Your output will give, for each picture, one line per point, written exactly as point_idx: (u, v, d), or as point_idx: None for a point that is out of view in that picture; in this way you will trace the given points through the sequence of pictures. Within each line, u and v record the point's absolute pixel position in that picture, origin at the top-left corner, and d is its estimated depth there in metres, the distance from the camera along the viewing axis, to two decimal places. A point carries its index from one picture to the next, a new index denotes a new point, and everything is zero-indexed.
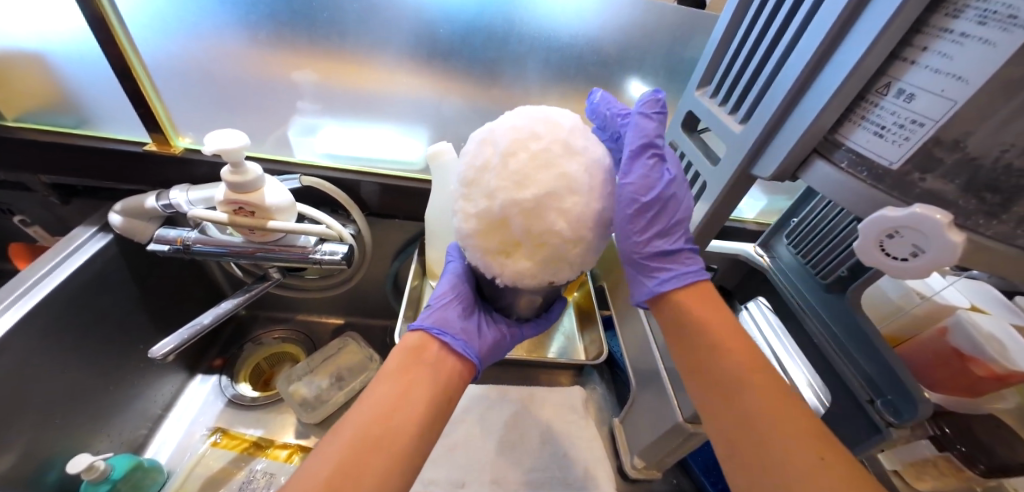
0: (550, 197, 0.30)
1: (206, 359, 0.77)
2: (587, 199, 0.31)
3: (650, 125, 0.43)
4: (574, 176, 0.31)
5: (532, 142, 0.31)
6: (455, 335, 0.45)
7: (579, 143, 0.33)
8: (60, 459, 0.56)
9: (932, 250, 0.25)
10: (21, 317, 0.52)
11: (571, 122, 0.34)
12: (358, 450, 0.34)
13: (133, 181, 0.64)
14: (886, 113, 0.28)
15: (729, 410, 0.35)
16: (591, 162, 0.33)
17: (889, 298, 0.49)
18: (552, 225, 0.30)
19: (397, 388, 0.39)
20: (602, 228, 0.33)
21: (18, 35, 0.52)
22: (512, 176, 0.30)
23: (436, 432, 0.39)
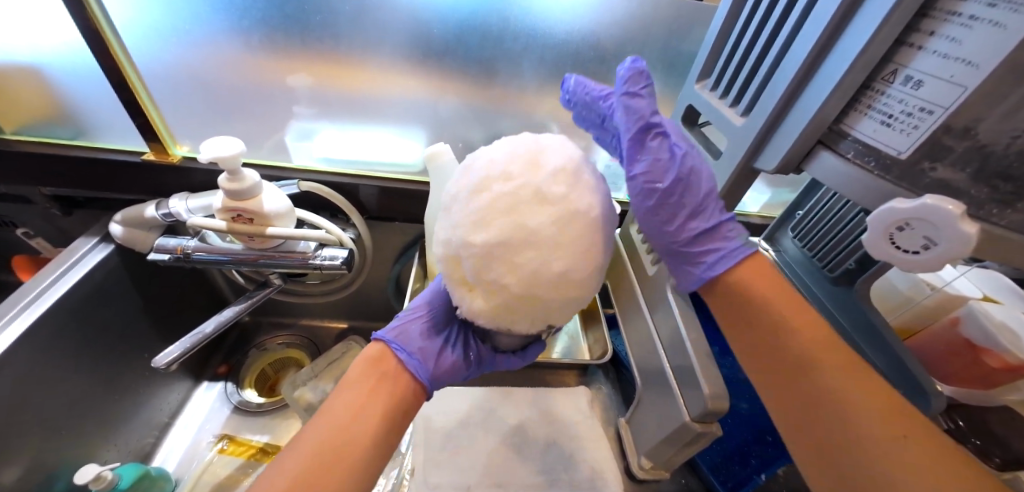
0: (501, 249, 0.28)
1: (211, 366, 0.77)
2: (546, 256, 0.28)
3: (640, 103, 0.41)
4: (534, 230, 0.28)
5: (499, 183, 0.29)
6: (410, 353, 0.44)
7: (557, 191, 0.29)
8: (67, 469, 0.56)
9: (944, 242, 0.24)
10: (25, 329, 0.52)
11: (560, 161, 0.30)
12: (313, 466, 0.34)
13: (133, 191, 0.64)
14: (893, 101, 0.27)
15: (796, 391, 0.36)
16: (567, 212, 0.29)
17: (898, 288, 0.48)
18: (499, 277, 0.29)
19: (354, 401, 0.38)
20: (570, 287, 0.30)
21: (13, 49, 0.52)
22: (471, 219, 0.29)
23: (389, 451, 0.39)
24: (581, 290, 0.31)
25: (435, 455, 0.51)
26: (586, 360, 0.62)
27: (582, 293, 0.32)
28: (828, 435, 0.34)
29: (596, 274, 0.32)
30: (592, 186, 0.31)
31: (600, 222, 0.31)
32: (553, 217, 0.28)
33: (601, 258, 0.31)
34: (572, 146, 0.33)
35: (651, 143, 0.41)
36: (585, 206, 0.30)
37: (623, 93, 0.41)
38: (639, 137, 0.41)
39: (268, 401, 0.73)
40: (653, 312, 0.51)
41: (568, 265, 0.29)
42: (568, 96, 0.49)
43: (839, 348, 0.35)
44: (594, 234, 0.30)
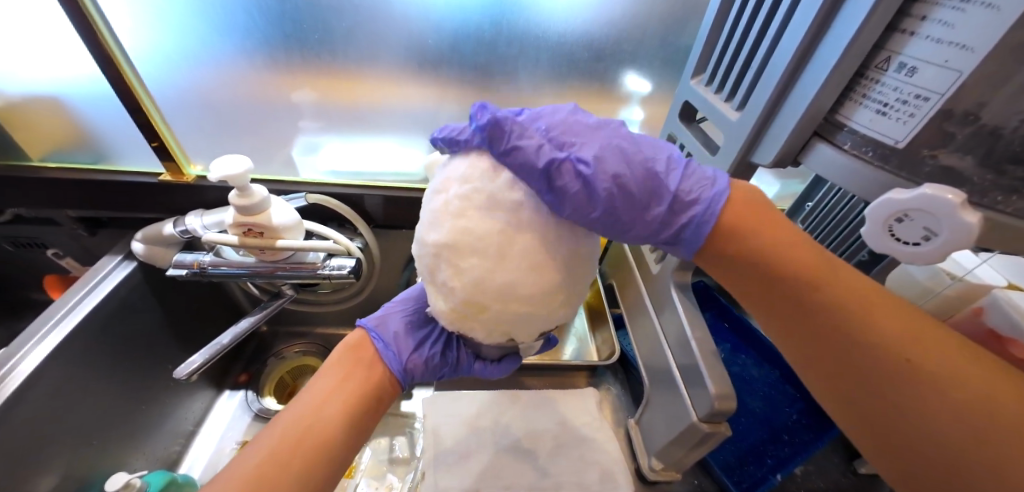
0: (450, 251, 0.29)
1: (232, 375, 0.80)
2: (490, 264, 0.28)
3: (521, 152, 0.30)
4: (478, 235, 0.28)
5: (458, 184, 0.30)
6: (387, 343, 0.46)
7: (514, 199, 0.29)
8: (98, 478, 0.59)
9: (945, 232, 0.24)
10: (56, 345, 0.55)
11: (523, 172, 0.31)
12: (288, 441, 0.36)
13: (151, 210, 0.67)
14: (889, 89, 0.26)
15: (826, 347, 0.31)
16: (516, 220, 0.28)
17: (917, 279, 0.46)
18: (447, 279, 0.30)
19: (329, 382, 0.41)
20: (519, 303, 0.29)
21: (38, 82, 0.55)
22: (431, 217, 0.31)
23: (360, 433, 0.41)
24: (533, 307, 0.30)
25: (446, 459, 0.52)
26: (594, 361, 0.62)
27: (535, 311, 0.31)
28: (894, 405, 0.28)
29: (556, 293, 0.31)
30: (556, 202, 0.31)
31: (558, 239, 0.30)
32: (502, 224, 0.28)
33: (561, 277, 0.31)
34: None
35: (561, 183, 0.30)
36: (543, 220, 0.30)
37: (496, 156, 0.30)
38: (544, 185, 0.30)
39: None
40: (659, 312, 0.51)
41: (513, 277, 0.28)
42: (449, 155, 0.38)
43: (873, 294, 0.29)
44: (549, 251, 0.29)
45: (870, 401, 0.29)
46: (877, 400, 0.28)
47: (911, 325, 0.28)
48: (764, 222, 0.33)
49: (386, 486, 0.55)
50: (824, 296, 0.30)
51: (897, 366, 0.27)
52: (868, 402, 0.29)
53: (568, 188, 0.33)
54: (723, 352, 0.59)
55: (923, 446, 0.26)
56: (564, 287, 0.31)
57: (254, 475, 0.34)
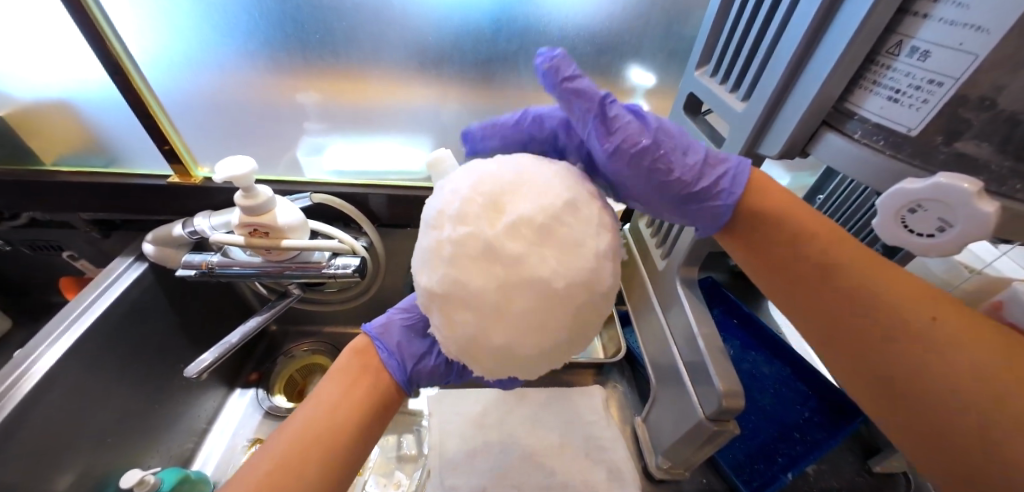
0: (447, 302, 0.30)
1: (243, 374, 0.81)
2: (484, 323, 0.29)
3: (581, 84, 0.36)
4: (472, 291, 0.28)
5: (452, 225, 0.30)
6: (391, 352, 0.45)
7: (513, 251, 0.28)
8: (114, 476, 0.60)
9: (961, 221, 0.23)
10: (71, 345, 0.56)
11: (527, 211, 0.29)
12: (295, 448, 0.37)
13: (161, 212, 0.68)
14: (900, 75, 0.25)
15: (841, 317, 0.32)
16: (513, 278, 0.28)
17: (933, 271, 0.46)
18: (445, 325, 0.31)
19: (338, 390, 0.41)
20: (516, 359, 0.31)
21: (49, 87, 0.56)
22: (428, 257, 0.31)
23: (367, 440, 0.41)
24: (530, 361, 0.31)
25: (452, 458, 0.52)
26: (601, 358, 0.62)
27: (534, 364, 0.32)
28: (910, 376, 0.29)
29: (555, 349, 0.32)
30: (566, 248, 0.29)
31: (566, 295, 0.29)
32: (499, 281, 0.28)
33: (562, 336, 0.31)
34: (560, 186, 0.31)
35: (613, 113, 0.37)
36: (547, 275, 0.28)
37: (556, 85, 0.36)
38: (600, 114, 0.37)
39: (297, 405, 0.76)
40: (666, 309, 0.50)
41: (508, 338, 0.29)
42: (476, 145, 0.45)
43: (892, 272, 0.31)
44: (551, 309, 0.29)
45: (884, 376, 0.30)
46: (891, 375, 0.30)
47: (923, 303, 0.29)
48: (780, 205, 0.36)
49: (394, 483, 0.56)
50: (839, 276, 0.32)
51: (908, 341, 0.29)
52: (885, 377, 0.30)
53: (586, 228, 0.30)
54: (732, 349, 0.58)
55: (940, 417, 0.28)
56: (564, 342, 0.31)
57: (266, 484, 0.34)
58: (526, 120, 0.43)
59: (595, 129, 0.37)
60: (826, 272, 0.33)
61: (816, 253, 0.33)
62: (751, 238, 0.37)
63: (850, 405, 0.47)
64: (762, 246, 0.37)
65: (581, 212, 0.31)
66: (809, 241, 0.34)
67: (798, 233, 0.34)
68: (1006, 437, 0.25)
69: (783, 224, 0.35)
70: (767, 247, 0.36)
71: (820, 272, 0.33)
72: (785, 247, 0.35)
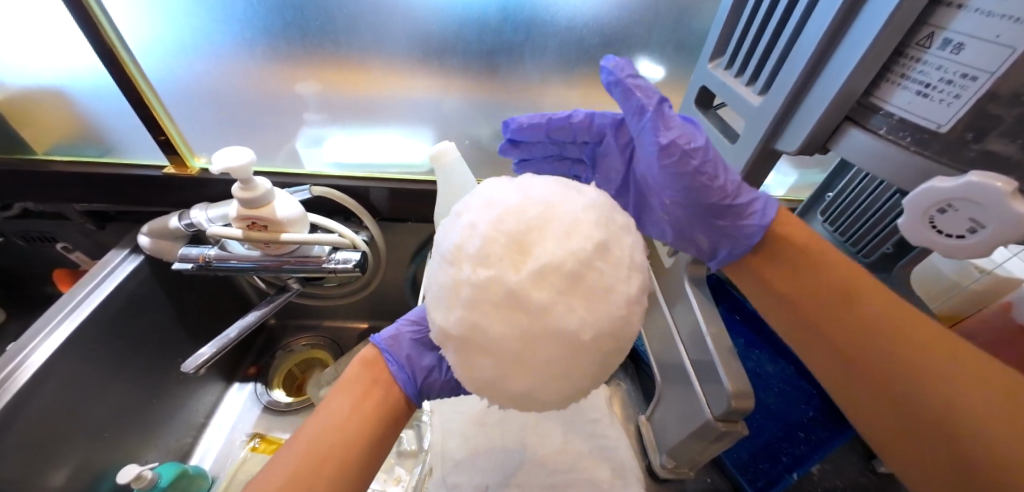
0: (466, 343, 0.30)
1: (241, 368, 0.80)
2: (504, 368, 0.29)
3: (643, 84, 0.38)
4: (493, 337, 0.28)
5: (473, 265, 0.29)
6: (401, 365, 0.45)
7: (538, 299, 0.27)
8: (111, 471, 0.60)
9: (994, 222, 0.22)
10: (67, 337, 0.55)
11: (556, 257, 0.28)
12: (309, 462, 0.36)
13: (158, 204, 0.66)
14: (931, 68, 0.24)
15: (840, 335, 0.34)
16: (536, 327, 0.28)
17: (942, 272, 0.46)
18: (465, 360, 0.31)
19: (348, 403, 0.40)
20: (535, 401, 0.31)
21: (40, 74, 0.54)
22: (447, 292, 0.30)
23: (379, 454, 0.40)
24: (550, 404, 0.32)
25: (452, 456, 0.51)
26: None
27: (554, 404, 0.32)
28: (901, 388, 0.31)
29: (577, 392, 0.32)
30: (593, 297, 0.28)
31: (591, 345, 0.29)
32: (522, 331, 0.28)
33: (583, 381, 0.31)
34: (590, 225, 0.30)
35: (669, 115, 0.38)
36: (574, 326, 0.28)
37: (622, 78, 0.38)
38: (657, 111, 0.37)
39: (296, 400, 0.76)
40: (672, 306, 0.49)
41: (530, 386, 0.30)
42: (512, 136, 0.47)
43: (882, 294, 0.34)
44: (575, 358, 0.29)
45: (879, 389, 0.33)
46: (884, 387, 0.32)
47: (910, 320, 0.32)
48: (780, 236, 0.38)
49: (394, 479, 0.55)
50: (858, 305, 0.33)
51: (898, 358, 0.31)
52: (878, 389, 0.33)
53: (617, 272, 0.30)
54: (736, 347, 0.55)
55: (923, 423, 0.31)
56: (585, 385, 0.32)
57: None
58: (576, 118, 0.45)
59: (650, 123, 0.37)
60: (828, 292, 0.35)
61: (835, 280, 0.35)
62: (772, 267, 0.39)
63: None
64: (781, 273, 0.38)
65: (611, 255, 0.30)
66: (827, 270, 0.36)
67: (817, 262, 0.36)
68: (988, 438, 0.28)
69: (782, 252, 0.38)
70: (786, 273, 0.38)
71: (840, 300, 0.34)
72: (801, 275, 0.37)
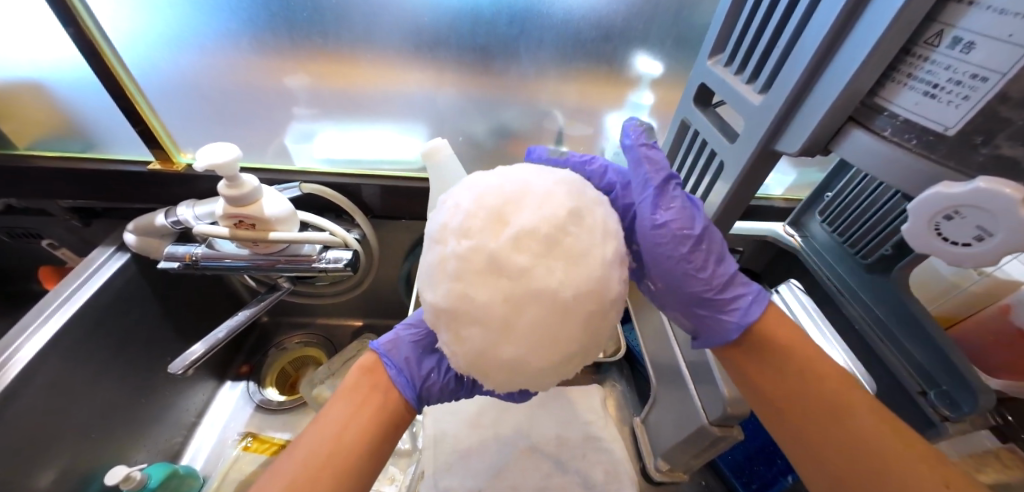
0: (451, 317, 0.30)
1: (233, 367, 0.79)
2: (492, 337, 0.29)
3: (655, 155, 0.41)
4: (478, 305, 0.29)
5: (456, 239, 0.30)
6: (400, 368, 0.44)
7: (518, 262, 0.28)
8: (100, 471, 0.59)
9: (1003, 230, 0.21)
10: (52, 336, 0.54)
11: (531, 222, 0.29)
12: (308, 470, 0.35)
13: (144, 201, 0.65)
14: (940, 68, 0.23)
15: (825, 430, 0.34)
16: (518, 291, 0.28)
17: (941, 274, 0.45)
18: (453, 339, 0.31)
19: (347, 408, 0.40)
20: (528, 373, 0.30)
21: (17, 66, 0.53)
22: (432, 271, 0.31)
23: (378, 463, 0.39)
24: (543, 376, 0.31)
25: (445, 458, 0.51)
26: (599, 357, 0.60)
27: (546, 377, 0.31)
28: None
29: (569, 361, 0.31)
30: (570, 258, 0.29)
31: (574, 307, 0.29)
32: (505, 295, 0.28)
33: (575, 348, 0.30)
34: (563, 195, 0.32)
35: (672, 192, 0.40)
36: (554, 286, 0.28)
37: (637, 143, 0.41)
38: (660, 187, 0.39)
39: (288, 399, 0.75)
40: None
41: (518, 353, 0.29)
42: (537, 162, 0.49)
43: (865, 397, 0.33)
44: (561, 321, 0.29)
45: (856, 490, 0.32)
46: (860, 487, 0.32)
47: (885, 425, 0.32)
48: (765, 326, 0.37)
49: (388, 478, 0.55)
50: (846, 424, 0.33)
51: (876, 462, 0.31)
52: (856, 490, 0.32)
53: (591, 236, 0.30)
54: None
55: None
56: (578, 352, 0.31)
57: None
58: (593, 165, 0.47)
59: (651, 198, 0.39)
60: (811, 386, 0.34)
61: (828, 391, 0.34)
62: (760, 368, 0.37)
63: None
64: (769, 374, 0.36)
65: (585, 221, 0.31)
66: (819, 381, 0.34)
67: (806, 367, 0.35)
68: None
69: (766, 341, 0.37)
70: (773, 374, 0.36)
71: (830, 415, 0.33)
72: (786, 374, 0.35)
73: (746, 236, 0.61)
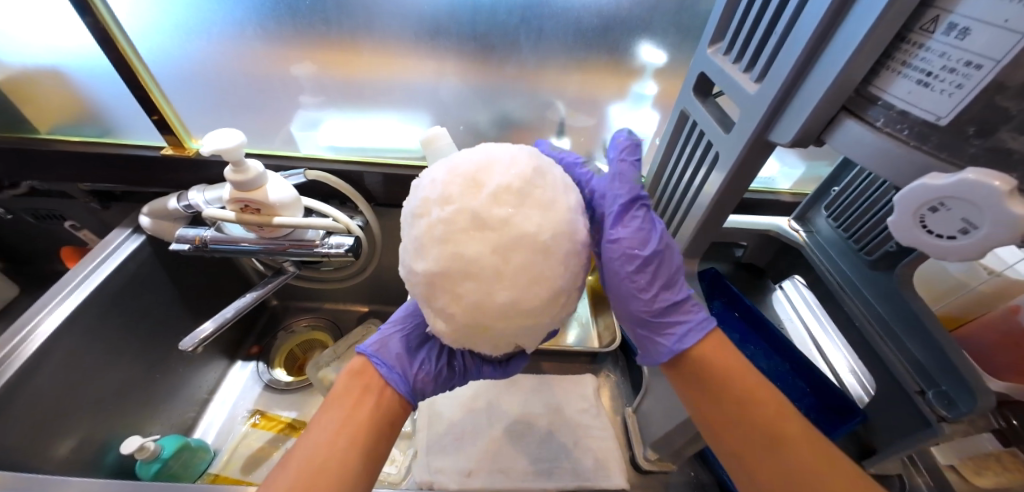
0: (443, 279, 0.31)
1: (244, 347, 0.83)
2: (487, 286, 0.30)
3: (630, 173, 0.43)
4: (469, 259, 0.30)
5: (438, 207, 0.32)
6: (391, 366, 0.46)
7: (499, 213, 0.30)
8: (116, 443, 0.62)
9: (987, 223, 0.20)
10: (71, 312, 0.57)
11: (505, 179, 0.32)
12: (306, 474, 0.36)
13: (158, 185, 0.67)
14: (933, 56, 0.22)
15: (769, 461, 0.34)
16: (504, 239, 0.30)
17: (949, 272, 0.44)
18: (447, 307, 0.32)
19: (339, 414, 0.41)
20: (523, 316, 0.32)
21: (37, 54, 0.55)
22: (415, 245, 0.32)
23: (377, 460, 0.41)
24: (536, 318, 0.32)
25: (440, 440, 0.52)
26: (595, 347, 0.60)
27: (540, 319, 0.33)
28: None
29: (556, 299, 0.33)
30: (544, 205, 0.32)
31: (555, 246, 0.31)
32: (492, 246, 0.30)
33: (561, 283, 0.32)
34: (525, 158, 0.35)
35: (634, 212, 0.41)
36: (534, 230, 0.31)
37: (617, 156, 0.44)
38: (627, 205, 0.41)
39: (295, 379, 0.78)
40: None
41: (512, 296, 0.30)
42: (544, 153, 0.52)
43: (796, 422, 0.35)
44: (546, 259, 0.31)
45: None
46: None
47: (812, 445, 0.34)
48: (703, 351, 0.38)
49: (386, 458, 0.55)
50: (777, 451, 0.34)
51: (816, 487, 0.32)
52: None
53: (555, 188, 0.34)
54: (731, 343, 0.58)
55: None
56: (564, 288, 0.33)
57: None
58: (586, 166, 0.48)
59: (616, 214, 0.41)
60: (748, 412, 0.35)
61: (764, 420, 0.35)
62: (698, 394, 0.38)
63: (848, 406, 0.48)
64: (707, 401, 0.37)
65: (548, 177, 0.34)
66: (757, 408, 0.35)
67: (741, 394, 0.36)
68: None
69: (701, 371, 0.38)
70: (712, 403, 0.37)
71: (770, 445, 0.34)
72: (729, 400, 0.36)
73: (749, 230, 0.60)
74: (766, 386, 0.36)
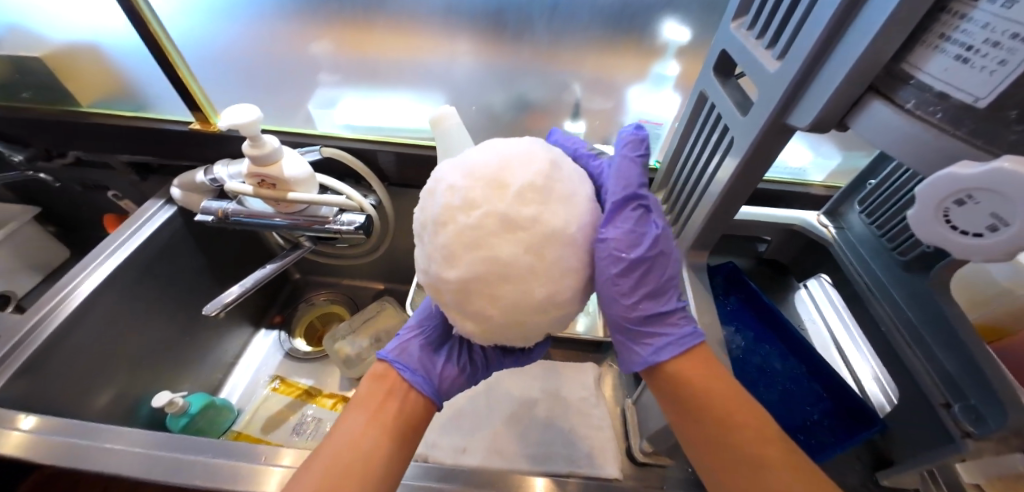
0: (479, 283, 0.30)
1: (268, 316, 0.87)
2: (523, 285, 0.30)
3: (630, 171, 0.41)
4: (505, 260, 0.30)
5: (463, 214, 0.31)
6: (414, 369, 0.46)
7: (527, 213, 0.30)
8: (148, 397, 0.67)
9: (1018, 219, 0.18)
10: (108, 276, 0.61)
11: (528, 178, 0.31)
12: (332, 476, 0.37)
13: (189, 159, 0.71)
14: (976, 28, 0.20)
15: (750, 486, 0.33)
16: (536, 238, 0.30)
17: (997, 280, 0.39)
18: (479, 308, 0.32)
19: (364, 416, 0.41)
20: (560, 308, 0.33)
21: (77, 30, 0.58)
22: (443, 253, 0.31)
23: (402, 461, 0.41)
24: (571, 307, 0.34)
25: (439, 417, 0.53)
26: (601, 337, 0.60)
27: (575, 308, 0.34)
28: None
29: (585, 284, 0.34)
30: (566, 199, 0.32)
31: (578, 238, 0.32)
32: (526, 244, 0.30)
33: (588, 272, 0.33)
34: (541, 151, 0.34)
35: (627, 212, 0.39)
36: (563, 225, 0.31)
37: (621, 153, 0.42)
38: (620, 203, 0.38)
39: (313, 350, 0.81)
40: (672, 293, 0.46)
41: (548, 292, 0.31)
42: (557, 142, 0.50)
43: (783, 450, 0.33)
44: (571, 250, 0.32)
45: None
46: None
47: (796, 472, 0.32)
48: (687, 368, 0.37)
49: None
50: (763, 475, 0.32)
51: None
52: None
53: (572, 181, 0.34)
54: (745, 340, 0.56)
55: None
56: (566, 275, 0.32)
57: None
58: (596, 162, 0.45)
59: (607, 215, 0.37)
60: (729, 434, 0.34)
61: (746, 444, 0.33)
62: (676, 411, 0.37)
63: (866, 414, 0.45)
64: (690, 420, 0.36)
65: (564, 169, 0.34)
66: (741, 431, 0.34)
67: (723, 415, 0.34)
68: None
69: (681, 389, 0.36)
70: (694, 420, 0.36)
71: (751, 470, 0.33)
72: (714, 419, 0.34)
73: (773, 224, 0.56)
74: (754, 408, 0.35)
